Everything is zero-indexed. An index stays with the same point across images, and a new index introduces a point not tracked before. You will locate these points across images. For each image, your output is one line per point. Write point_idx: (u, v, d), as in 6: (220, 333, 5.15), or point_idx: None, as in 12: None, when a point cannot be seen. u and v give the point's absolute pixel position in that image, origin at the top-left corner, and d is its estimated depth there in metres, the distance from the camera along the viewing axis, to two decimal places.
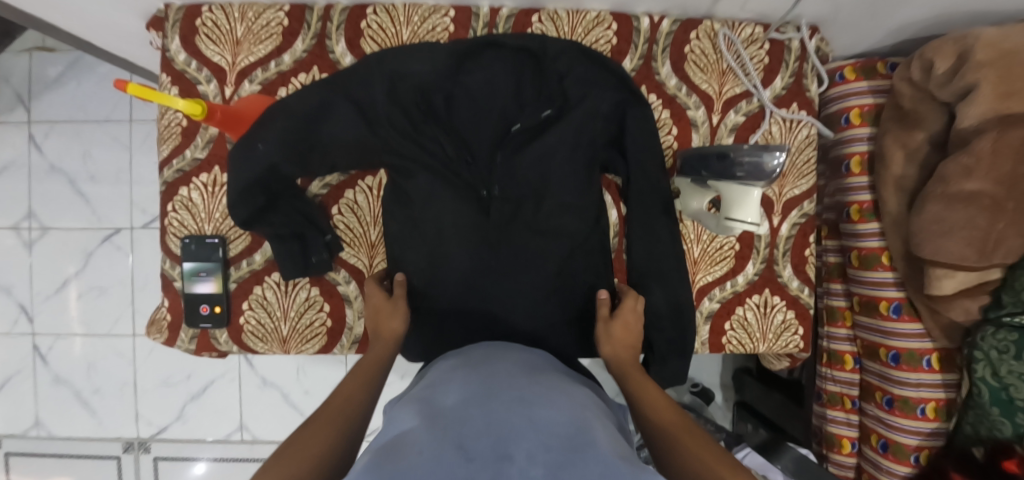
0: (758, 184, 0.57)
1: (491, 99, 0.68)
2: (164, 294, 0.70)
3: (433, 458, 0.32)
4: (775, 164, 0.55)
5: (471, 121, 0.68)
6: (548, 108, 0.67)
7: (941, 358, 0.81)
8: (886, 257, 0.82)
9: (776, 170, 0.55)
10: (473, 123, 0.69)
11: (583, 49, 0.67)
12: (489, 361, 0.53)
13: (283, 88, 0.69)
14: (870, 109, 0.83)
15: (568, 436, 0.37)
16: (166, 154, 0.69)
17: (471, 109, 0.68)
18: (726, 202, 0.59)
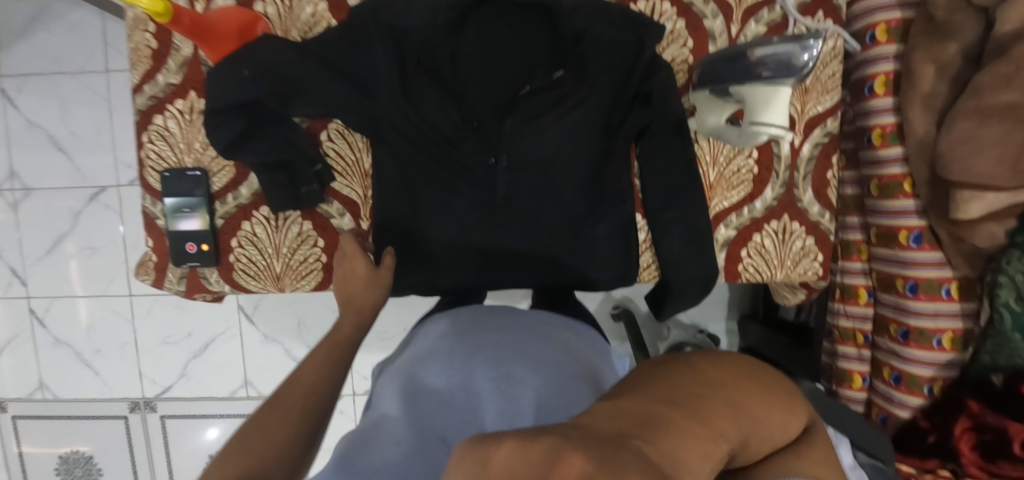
0: (787, 80, 0.53)
1: (493, 56, 0.65)
2: (147, 234, 0.65)
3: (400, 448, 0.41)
4: (807, 57, 0.51)
5: (478, 83, 0.65)
6: (560, 69, 0.65)
7: (961, 288, 0.78)
8: (908, 184, 0.77)
9: (808, 63, 0.51)
10: (480, 86, 0.65)
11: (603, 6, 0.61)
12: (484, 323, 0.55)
13: (258, 2, 0.62)
14: (898, 24, 0.76)
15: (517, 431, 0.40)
16: (136, 81, 0.63)
17: (478, 71, 0.65)
18: (749, 105, 0.56)
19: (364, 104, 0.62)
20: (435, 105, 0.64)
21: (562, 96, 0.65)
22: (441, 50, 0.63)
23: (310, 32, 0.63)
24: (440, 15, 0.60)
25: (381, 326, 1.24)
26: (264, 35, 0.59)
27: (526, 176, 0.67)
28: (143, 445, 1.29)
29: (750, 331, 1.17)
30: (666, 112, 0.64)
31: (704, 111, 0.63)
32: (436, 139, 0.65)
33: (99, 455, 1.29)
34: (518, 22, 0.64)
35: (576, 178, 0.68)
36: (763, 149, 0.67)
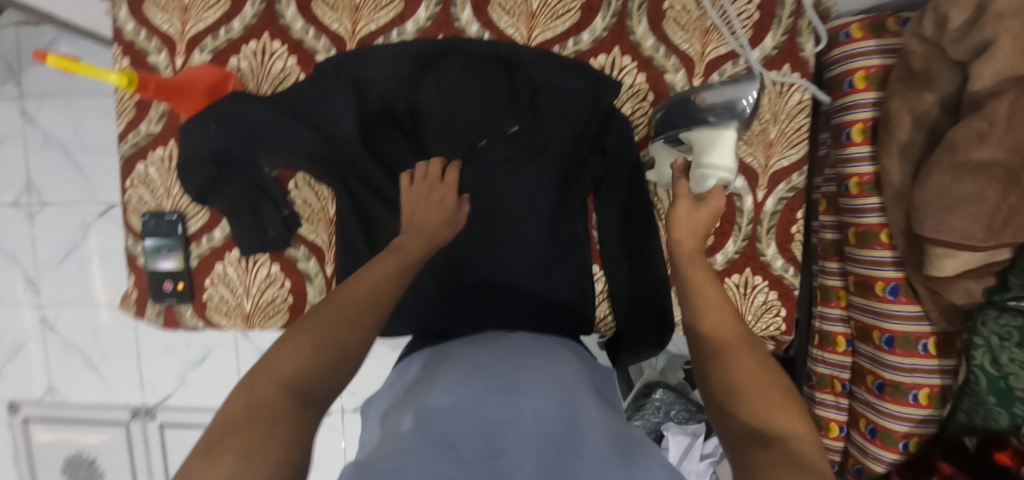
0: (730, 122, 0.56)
1: (453, 106, 0.66)
2: (128, 271, 0.70)
3: (425, 461, 0.30)
4: (746, 101, 0.57)
5: (439, 133, 0.66)
6: (517, 123, 0.65)
7: (938, 343, 0.75)
8: (885, 234, 0.75)
9: (747, 106, 0.57)
10: (440, 138, 0.66)
11: (559, 58, 0.64)
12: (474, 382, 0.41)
13: (233, 57, 0.66)
14: (876, 71, 0.75)
15: (560, 431, 0.35)
16: (121, 128, 0.68)
17: (441, 122, 0.66)
18: (697, 146, 0.56)
19: (325, 153, 0.64)
20: (399, 154, 0.66)
21: (524, 145, 0.66)
22: (400, 101, 0.65)
23: (279, 86, 0.66)
24: (401, 68, 0.64)
25: None
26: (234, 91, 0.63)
27: (488, 219, 0.68)
28: (143, 449, 1.35)
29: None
30: (622, 161, 0.64)
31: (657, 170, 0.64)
32: (400, 190, 0.66)
33: (103, 456, 1.37)
34: (476, 70, 0.65)
35: (538, 226, 0.67)
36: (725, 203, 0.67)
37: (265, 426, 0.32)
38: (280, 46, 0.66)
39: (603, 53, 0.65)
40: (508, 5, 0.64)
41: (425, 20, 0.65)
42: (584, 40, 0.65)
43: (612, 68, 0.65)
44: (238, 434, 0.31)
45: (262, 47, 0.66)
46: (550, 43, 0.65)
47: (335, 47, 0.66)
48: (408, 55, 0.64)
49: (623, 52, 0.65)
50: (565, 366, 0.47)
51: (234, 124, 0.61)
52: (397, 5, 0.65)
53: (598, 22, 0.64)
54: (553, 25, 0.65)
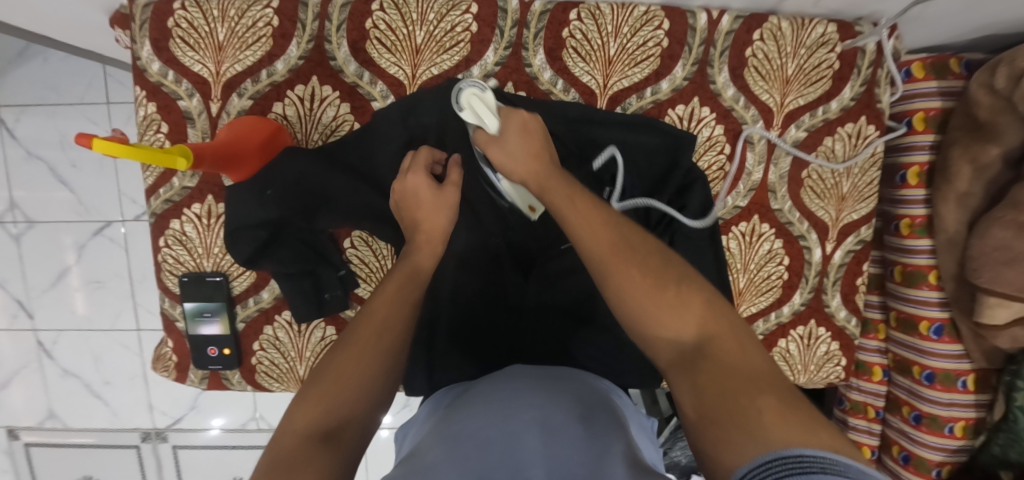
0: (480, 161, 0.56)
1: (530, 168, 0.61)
2: (166, 335, 0.64)
3: None
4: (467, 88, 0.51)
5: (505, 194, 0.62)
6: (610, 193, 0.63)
7: (977, 379, 0.78)
8: (934, 276, 0.77)
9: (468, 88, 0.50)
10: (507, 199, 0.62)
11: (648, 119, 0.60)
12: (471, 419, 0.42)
13: (277, 103, 0.59)
14: (936, 114, 0.74)
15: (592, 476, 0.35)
16: (149, 182, 0.61)
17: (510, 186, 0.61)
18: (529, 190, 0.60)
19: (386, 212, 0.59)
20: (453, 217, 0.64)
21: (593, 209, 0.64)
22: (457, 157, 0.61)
23: (331, 135, 0.60)
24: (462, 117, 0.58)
25: None
26: (288, 147, 0.57)
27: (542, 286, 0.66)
28: (155, 471, 1.31)
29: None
30: (697, 229, 0.63)
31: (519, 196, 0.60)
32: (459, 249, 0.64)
33: None
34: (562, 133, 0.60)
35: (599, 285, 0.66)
36: (795, 256, 0.66)
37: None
38: (331, 92, 0.59)
39: (681, 103, 0.62)
40: (584, 50, 0.60)
41: (493, 65, 0.60)
42: (662, 89, 0.61)
43: (689, 119, 0.62)
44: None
45: (310, 92, 0.59)
46: (626, 93, 0.61)
47: (394, 93, 0.60)
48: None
49: (702, 103, 0.62)
50: (574, 392, 0.48)
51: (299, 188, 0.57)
52: (462, 47, 0.59)
53: (678, 71, 0.61)
54: (630, 73, 0.61)
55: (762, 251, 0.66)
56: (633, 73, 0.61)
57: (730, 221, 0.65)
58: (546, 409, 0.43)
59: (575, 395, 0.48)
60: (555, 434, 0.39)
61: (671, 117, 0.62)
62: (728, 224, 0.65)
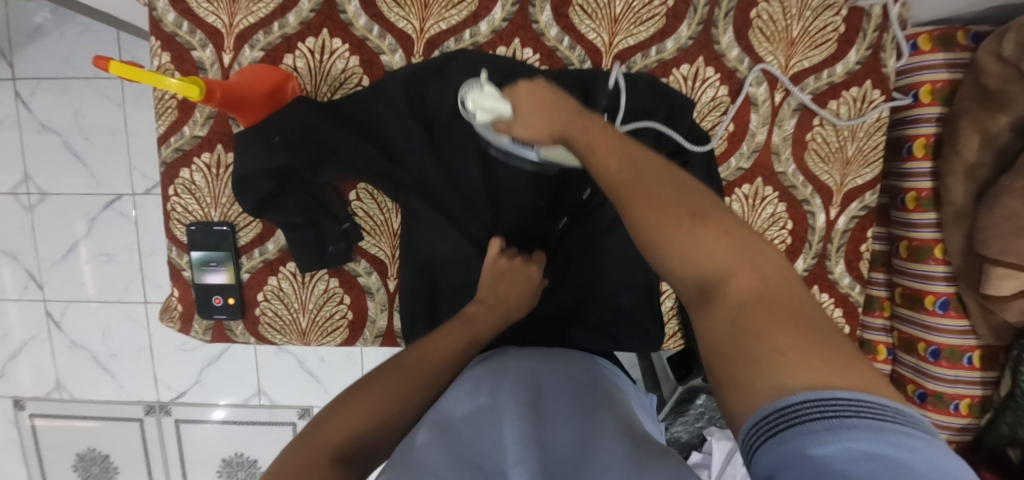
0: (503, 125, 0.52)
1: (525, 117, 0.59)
2: (173, 284, 0.65)
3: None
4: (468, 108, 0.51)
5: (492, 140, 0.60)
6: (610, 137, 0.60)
7: (983, 356, 0.77)
8: (939, 249, 0.76)
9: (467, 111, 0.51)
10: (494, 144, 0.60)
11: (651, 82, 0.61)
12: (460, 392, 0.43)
13: (288, 55, 0.60)
14: (944, 86, 0.74)
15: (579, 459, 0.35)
16: (161, 131, 0.62)
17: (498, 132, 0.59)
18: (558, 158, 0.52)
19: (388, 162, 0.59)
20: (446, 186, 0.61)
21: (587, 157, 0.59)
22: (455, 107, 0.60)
23: (340, 88, 0.61)
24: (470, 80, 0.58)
25: None
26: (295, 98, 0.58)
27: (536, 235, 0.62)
28: (158, 445, 1.31)
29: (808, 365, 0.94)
30: None
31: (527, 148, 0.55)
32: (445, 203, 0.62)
33: (115, 453, 1.33)
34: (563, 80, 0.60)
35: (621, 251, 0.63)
36: (798, 220, 0.66)
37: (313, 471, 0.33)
38: (341, 45, 0.60)
39: (686, 63, 0.62)
40: (591, 7, 0.60)
41: (501, 20, 0.61)
42: (667, 48, 0.62)
43: (692, 79, 0.63)
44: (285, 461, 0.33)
45: (320, 45, 0.60)
46: (631, 52, 0.62)
47: (402, 48, 0.61)
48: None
49: (707, 63, 0.62)
50: (567, 368, 0.49)
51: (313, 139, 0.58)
52: (470, 2, 0.60)
53: (683, 30, 0.61)
54: (635, 32, 0.61)
55: (765, 214, 0.66)
56: (639, 31, 0.61)
57: (734, 183, 0.65)
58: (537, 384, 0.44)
59: (567, 371, 0.49)
60: (541, 405, 0.40)
61: (675, 77, 0.62)
62: (733, 185, 0.65)
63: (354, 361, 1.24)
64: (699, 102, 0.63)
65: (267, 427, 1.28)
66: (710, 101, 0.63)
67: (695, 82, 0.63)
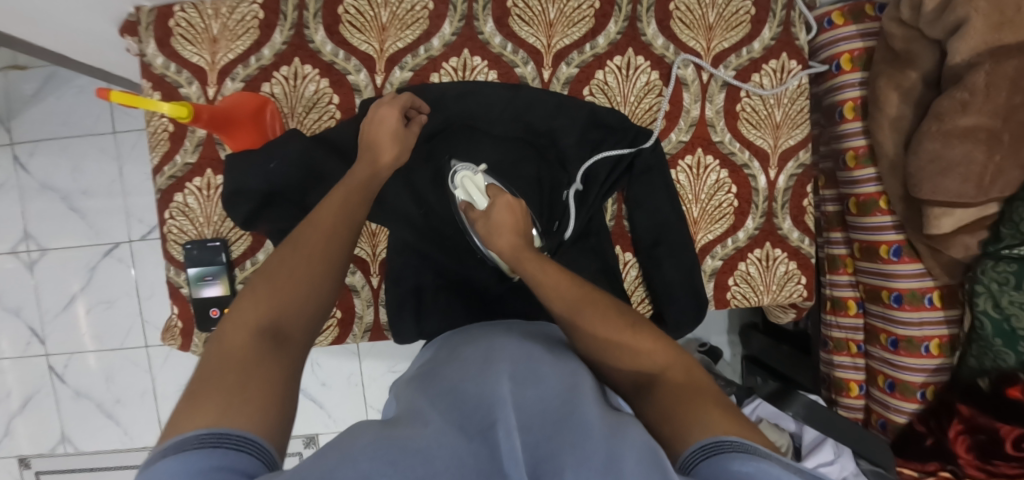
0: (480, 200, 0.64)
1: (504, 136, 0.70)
2: (172, 302, 0.70)
3: (441, 439, 0.35)
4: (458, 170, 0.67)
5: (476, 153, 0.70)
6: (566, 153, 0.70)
7: (943, 296, 0.82)
8: (884, 201, 0.82)
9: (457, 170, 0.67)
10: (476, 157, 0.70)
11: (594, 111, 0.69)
12: (449, 367, 0.47)
13: (265, 83, 0.68)
14: (860, 54, 0.82)
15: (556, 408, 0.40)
16: (155, 161, 0.69)
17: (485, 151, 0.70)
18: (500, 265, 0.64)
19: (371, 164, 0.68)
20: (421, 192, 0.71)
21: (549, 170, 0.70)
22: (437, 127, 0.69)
23: (313, 108, 0.69)
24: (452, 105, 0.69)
25: (393, 359, 1.26)
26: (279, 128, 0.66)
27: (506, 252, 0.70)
28: None
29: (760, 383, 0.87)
30: (654, 170, 0.70)
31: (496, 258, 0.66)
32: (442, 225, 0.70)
33: None
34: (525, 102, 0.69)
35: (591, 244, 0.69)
36: (742, 184, 0.72)
37: (281, 325, 0.40)
38: (312, 70, 0.68)
39: (618, 55, 0.70)
40: (528, 16, 0.69)
41: (450, 35, 0.69)
42: (601, 43, 0.70)
43: (627, 68, 0.70)
44: (213, 383, 0.34)
45: (293, 72, 0.68)
46: (568, 50, 0.70)
47: (365, 67, 0.68)
48: (438, 76, 0.69)
49: (637, 52, 0.70)
50: (551, 336, 0.53)
51: (293, 152, 0.65)
52: (422, 22, 0.68)
53: (612, 27, 0.70)
54: (570, 33, 0.69)
55: (710, 181, 0.72)
56: (573, 32, 0.69)
57: (677, 155, 0.71)
58: (522, 353, 0.48)
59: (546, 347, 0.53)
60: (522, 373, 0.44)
61: (610, 68, 0.70)
62: (679, 157, 0.71)
63: (353, 381, 1.27)
64: (635, 84, 0.70)
65: None
66: (644, 84, 0.70)
67: (628, 70, 0.70)
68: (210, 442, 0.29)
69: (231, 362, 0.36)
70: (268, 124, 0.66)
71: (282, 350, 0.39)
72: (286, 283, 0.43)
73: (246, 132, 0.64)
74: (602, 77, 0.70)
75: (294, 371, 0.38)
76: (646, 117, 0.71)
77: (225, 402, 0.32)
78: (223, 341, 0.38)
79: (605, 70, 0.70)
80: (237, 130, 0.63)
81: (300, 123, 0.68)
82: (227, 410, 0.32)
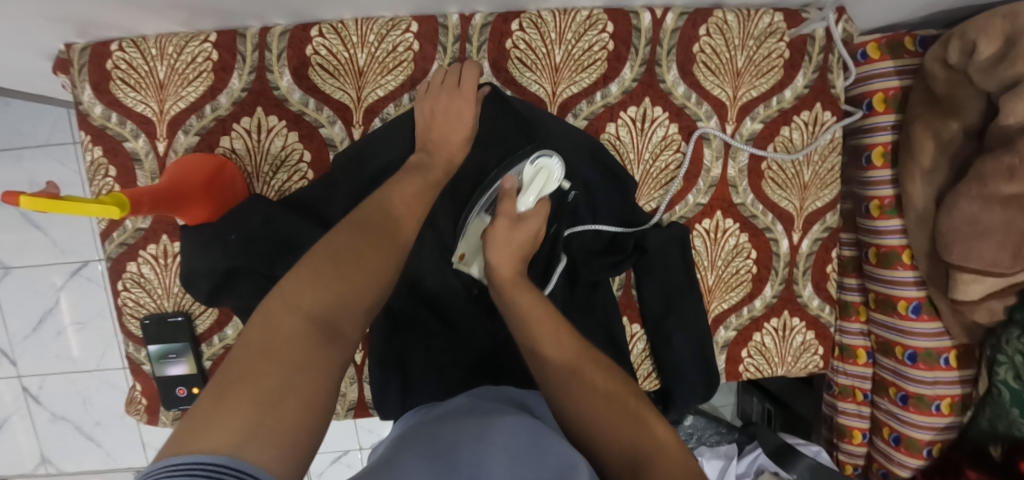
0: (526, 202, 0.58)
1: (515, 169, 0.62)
2: (134, 378, 0.64)
3: None
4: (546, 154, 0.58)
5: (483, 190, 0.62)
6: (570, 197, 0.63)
7: (959, 355, 0.78)
8: (907, 255, 0.76)
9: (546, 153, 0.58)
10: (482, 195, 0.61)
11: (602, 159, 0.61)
12: (442, 441, 0.41)
13: (224, 137, 0.58)
14: (896, 93, 0.73)
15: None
16: (102, 225, 0.60)
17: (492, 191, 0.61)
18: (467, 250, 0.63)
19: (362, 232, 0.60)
20: (431, 237, 0.64)
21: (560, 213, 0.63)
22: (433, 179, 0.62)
23: (282, 166, 0.60)
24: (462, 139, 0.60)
25: None
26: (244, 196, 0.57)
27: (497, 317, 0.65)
28: None
29: (765, 436, 0.84)
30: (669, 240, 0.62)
31: (467, 241, 0.63)
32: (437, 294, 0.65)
33: None
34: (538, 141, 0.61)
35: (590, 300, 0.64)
36: (762, 249, 0.66)
37: (335, 316, 0.36)
38: (278, 122, 0.59)
39: (632, 106, 0.61)
40: (530, 59, 0.59)
41: None
42: (613, 90, 0.61)
43: (641, 122, 0.62)
44: (251, 379, 0.30)
45: (257, 124, 0.58)
46: (576, 99, 0.61)
47: (341, 118, 0.59)
48: None
49: (654, 103, 0.61)
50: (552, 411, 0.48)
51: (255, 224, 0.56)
52: (406, 66, 0.59)
53: (626, 72, 0.61)
54: (578, 79, 0.60)
55: (728, 246, 0.65)
56: (581, 78, 0.60)
57: (693, 218, 0.64)
58: (523, 430, 0.42)
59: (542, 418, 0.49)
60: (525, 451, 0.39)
61: (623, 120, 0.62)
62: (696, 221, 0.64)
63: None
64: (650, 139, 0.62)
65: None
66: (661, 138, 0.62)
67: (642, 123, 0.62)
68: (221, 465, 0.23)
69: (267, 346, 0.32)
70: (228, 195, 0.57)
71: (319, 347, 0.34)
72: (346, 271, 0.39)
73: (200, 207, 0.54)
74: (614, 131, 0.62)
75: (323, 371, 0.33)
76: (661, 176, 0.63)
77: (257, 407, 0.28)
78: (270, 320, 0.34)
79: (616, 123, 0.62)
80: (191, 206, 0.54)
81: (268, 184, 0.60)
82: (259, 419, 0.27)
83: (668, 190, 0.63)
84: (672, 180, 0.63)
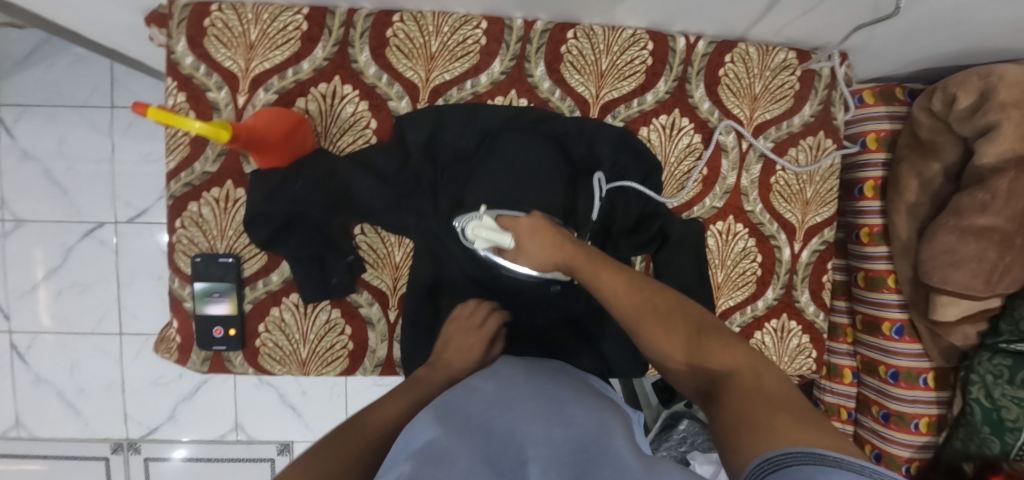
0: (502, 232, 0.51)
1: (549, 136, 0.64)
2: (172, 315, 0.66)
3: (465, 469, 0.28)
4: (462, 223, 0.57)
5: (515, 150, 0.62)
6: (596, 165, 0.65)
7: (937, 377, 0.85)
8: (892, 279, 0.84)
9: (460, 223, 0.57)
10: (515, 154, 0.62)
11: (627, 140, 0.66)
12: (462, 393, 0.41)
13: (300, 98, 0.65)
14: (886, 135, 0.84)
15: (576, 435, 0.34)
16: (172, 166, 0.64)
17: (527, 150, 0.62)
18: None
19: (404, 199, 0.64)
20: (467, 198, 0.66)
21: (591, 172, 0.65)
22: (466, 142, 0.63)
23: (349, 129, 0.66)
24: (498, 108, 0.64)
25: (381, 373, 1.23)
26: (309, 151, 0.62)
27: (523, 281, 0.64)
28: None
29: None
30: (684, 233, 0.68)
31: None
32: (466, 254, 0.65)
33: None
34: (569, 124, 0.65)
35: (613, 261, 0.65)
36: (766, 254, 0.73)
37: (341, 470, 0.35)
38: (352, 91, 0.65)
39: (664, 114, 0.70)
40: (579, 64, 0.68)
41: (499, 73, 0.67)
42: (648, 99, 0.69)
43: (670, 129, 0.70)
44: None
45: (332, 90, 0.65)
46: (616, 103, 0.69)
47: (408, 95, 0.66)
48: None
49: (682, 114, 0.70)
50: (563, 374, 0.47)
51: (319, 176, 0.61)
52: (471, 57, 0.66)
53: (662, 85, 0.69)
54: (619, 86, 0.69)
55: (737, 248, 0.72)
56: (621, 86, 0.69)
57: (708, 219, 0.72)
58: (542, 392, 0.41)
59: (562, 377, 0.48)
60: (549, 410, 0.37)
61: (654, 126, 0.70)
62: (711, 220, 0.72)
63: (337, 392, 1.24)
64: (677, 145, 0.71)
65: (246, 463, 1.25)
66: (685, 145, 0.71)
67: (671, 131, 0.70)
68: None
69: None
70: (297, 146, 0.61)
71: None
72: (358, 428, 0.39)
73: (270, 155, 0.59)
74: (646, 134, 0.70)
75: None
76: (682, 178, 0.71)
77: None
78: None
79: (648, 129, 0.70)
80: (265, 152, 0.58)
81: (333, 144, 0.66)
82: None
83: (688, 190, 0.71)
84: (692, 182, 0.71)
